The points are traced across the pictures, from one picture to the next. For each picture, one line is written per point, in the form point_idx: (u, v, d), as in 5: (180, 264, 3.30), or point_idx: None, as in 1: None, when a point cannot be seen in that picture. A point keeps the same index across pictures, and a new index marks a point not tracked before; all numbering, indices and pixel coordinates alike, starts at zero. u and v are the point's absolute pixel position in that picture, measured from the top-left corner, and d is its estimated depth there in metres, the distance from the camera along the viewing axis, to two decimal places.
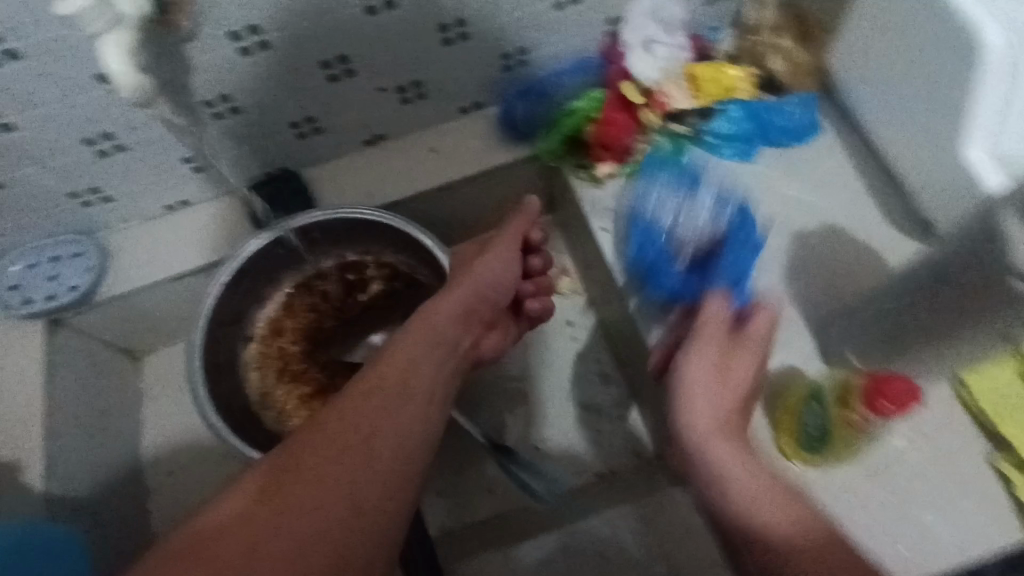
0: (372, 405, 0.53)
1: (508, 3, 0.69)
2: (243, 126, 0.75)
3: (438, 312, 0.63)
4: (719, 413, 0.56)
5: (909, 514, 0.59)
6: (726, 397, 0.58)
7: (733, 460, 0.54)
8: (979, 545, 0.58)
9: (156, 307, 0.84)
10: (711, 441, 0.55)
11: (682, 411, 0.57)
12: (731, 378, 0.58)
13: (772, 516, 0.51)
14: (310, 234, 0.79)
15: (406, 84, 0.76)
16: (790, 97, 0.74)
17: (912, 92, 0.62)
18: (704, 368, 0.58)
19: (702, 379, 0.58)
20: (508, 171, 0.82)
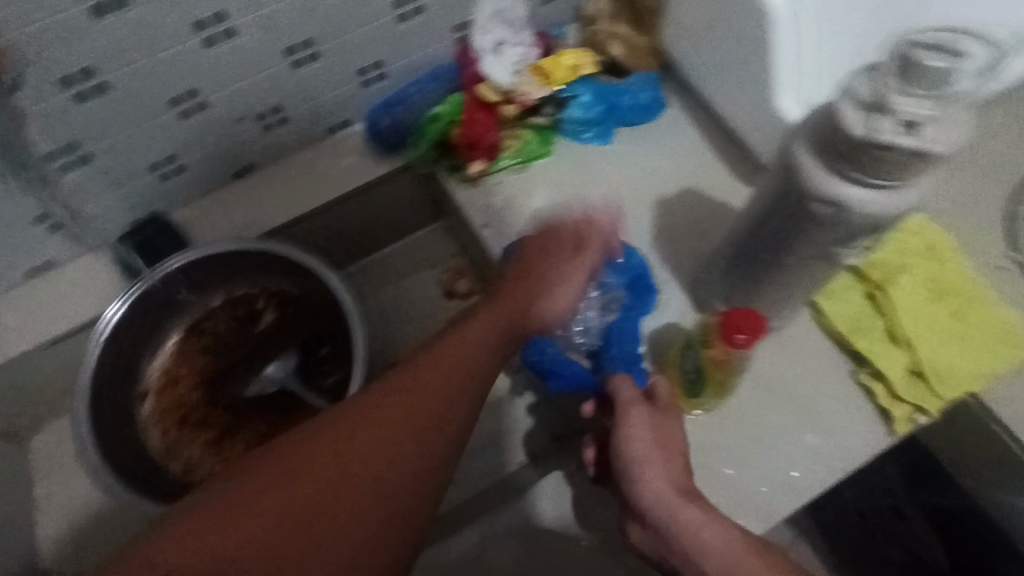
0: (404, 414, 0.52)
1: (354, 20, 0.71)
2: (97, 174, 0.72)
3: (504, 321, 0.60)
4: (673, 483, 0.55)
5: (798, 433, 0.64)
6: (665, 450, 0.57)
7: (671, 490, 0.54)
8: (862, 447, 0.63)
9: (35, 377, 0.79)
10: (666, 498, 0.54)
11: (634, 484, 0.56)
12: (671, 443, 0.58)
13: (712, 536, 0.52)
14: (188, 274, 0.75)
15: (266, 111, 0.76)
16: (633, 78, 0.80)
17: (725, 55, 0.69)
18: (638, 436, 0.57)
19: (650, 451, 0.56)
20: (387, 184, 0.84)
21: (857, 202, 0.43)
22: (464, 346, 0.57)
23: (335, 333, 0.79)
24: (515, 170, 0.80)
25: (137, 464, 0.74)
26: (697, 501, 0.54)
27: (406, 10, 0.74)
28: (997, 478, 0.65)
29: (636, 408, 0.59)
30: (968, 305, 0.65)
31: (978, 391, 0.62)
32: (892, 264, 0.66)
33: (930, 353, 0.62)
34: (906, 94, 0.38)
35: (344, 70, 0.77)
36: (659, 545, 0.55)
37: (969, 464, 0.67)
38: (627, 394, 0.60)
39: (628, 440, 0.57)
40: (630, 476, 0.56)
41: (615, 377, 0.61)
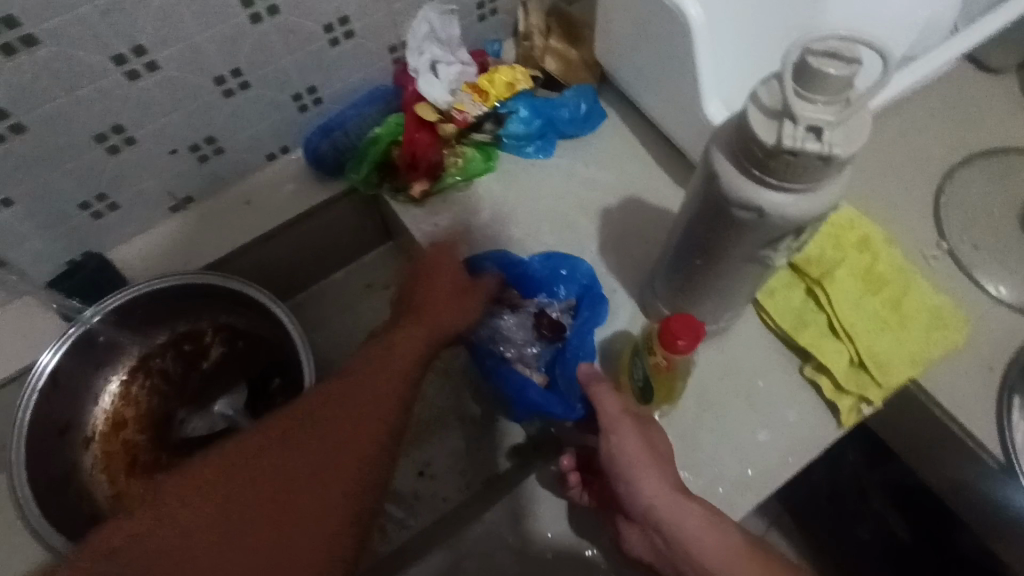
0: (338, 424, 0.57)
1: (282, 46, 0.70)
2: (22, 219, 0.69)
3: (428, 335, 0.62)
4: (671, 490, 0.56)
5: (751, 428, 0.65)
6: (655, 454, 0.57)
7: (667, 496, 0.56)
8: (812, 440, 0.64)
9: None
10: (659, 501, 0.56)
11: (636, 497, 0.56)
12: (658, 450, 0.58)
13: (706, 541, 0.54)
14: (130, 315, 0.73)
15: (199, 142, 0.74)
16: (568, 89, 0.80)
17: (655, 65, 0.70)
18: (632, 450, 0.57)
19: (640, 460, 0.57)
20: (330, 208, 0.83)
21: (776, 206, 0.44)
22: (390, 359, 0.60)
23: (285, 367, 0.77)
24: (460, 188, 0.80)
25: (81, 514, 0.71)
26: (698, 505, 0.56)
27: (336, 34, 0.73)
28: (942, 461, 0.66)
29: (623, 420, 0.59)
30: (903, 294, 0.67)
31: (917, 376, 0.64)
32: (829, 259, 0.67)
33: (870, 344, 0.64)
34: (809, 100, 0.39)
35: (278, 97, 0.76)
36: (655, 542, 0.58)
37: (916, 448, 0.69)
38: (610, 408, 0.59)
39: (623, 455, 0.57)
40: (624, 481, 0.57)
41: (598, 395, 0.60)
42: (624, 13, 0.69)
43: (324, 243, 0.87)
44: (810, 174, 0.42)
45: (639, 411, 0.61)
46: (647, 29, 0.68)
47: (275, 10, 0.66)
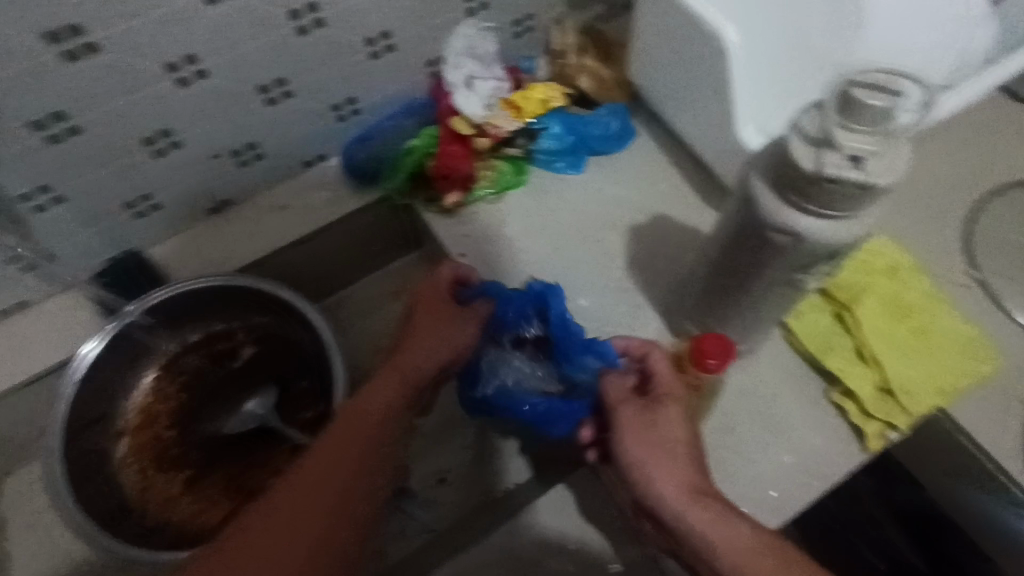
0: (338, 459, 0.56)
1: (326, 58, 0.73)
2: (69, 216, 0.72)
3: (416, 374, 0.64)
4: (676, 479, 0.54)
5: (775, 451, 0.65)
6: (664, 446, 0.55)
7: (670, 482, 0.54)
8: (837, 465, 0.64)
9: (6, 421, 0.78)
10: (672, 497, 0.53)
11: (639, 484, 0.55)
12: (670, 437, 0.56)
13: (720, 532, 0.50)
14: (165, 313, 0.75)
15: (241, 148, 0.77)
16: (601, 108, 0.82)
17: (689, 87, 0.71)
18: (633, 435, 0.56)
19: (647, 451, 0.55)
20: (363, 216, 0.84)
21: (811, 231, 0.44)
22: (379, 395, 0.61)
23: (312, 370, 0.79)
24: (489, 201, 0.81)
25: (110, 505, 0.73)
26: (700, 500, 0.52)
27: (377, 48, 0.75)
28: (969, 492, 0.66)
29: (631, 403, 0.59)
30: (931, 322, 0.67)
31: (944, 406, 0.64)
32: (857, 285, 0.67)
33: (896, 370, 0.64)
34: (849, 130, 0.40)
35: (319, 107, 0.78)
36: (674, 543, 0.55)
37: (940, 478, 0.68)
38: (615, 394, 0.60)
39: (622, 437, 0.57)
40: (635, 478, 0.55)
41: (607, 379, 0.61)
42: (661, 36, 0.71)
43: (354, 249, 0.89)
44: (847, 202, 0.43)
45: (654, 396, 0.59)
46: (683, 54, 0.69)
47: (321, 23, 0.69)
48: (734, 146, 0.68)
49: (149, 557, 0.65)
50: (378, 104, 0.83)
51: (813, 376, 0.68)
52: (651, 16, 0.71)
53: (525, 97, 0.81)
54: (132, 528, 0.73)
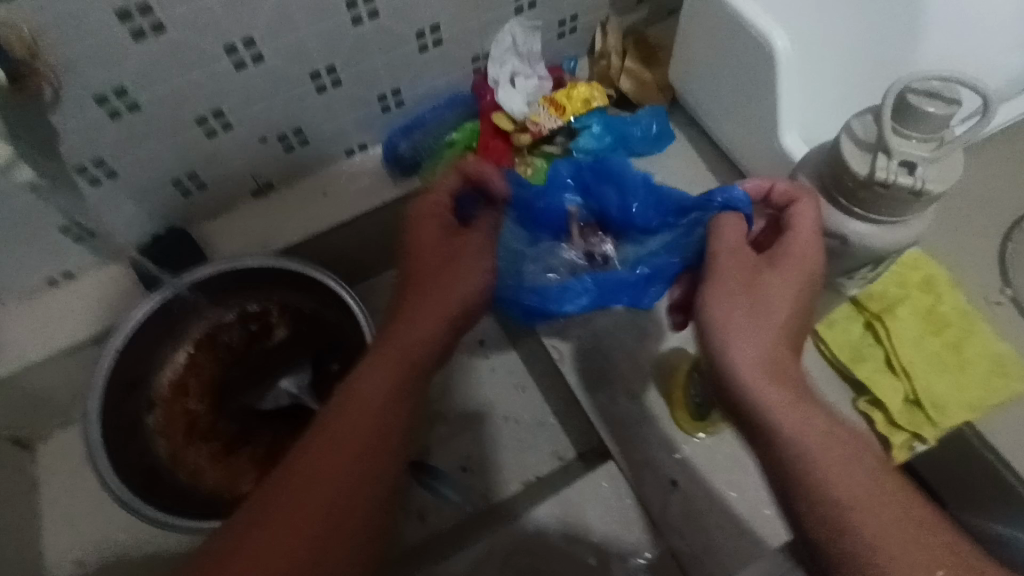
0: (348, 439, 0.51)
1: (377, 48, 0.75)
2: (121, 189, 0.74)
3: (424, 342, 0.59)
4: (764, 351, 0.47)
5: None
6: (765, 310, 0.48)
7: (755, 355, 0.47)
8: None
9: (48, 386, 0.81)
10: (756, 375, 0.46)
11: (721, 355, 0.48)
12: (773, 294, 0.49)
13: (814, 433, 0.44)
14: (206, 287, 0.77)
15: (289, 132, 0.79)
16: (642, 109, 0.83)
17: (733, 92, 0.73)
18: (728, 296, 0.49)
19: (738, 316, 0.48)
20: (402, 205, 0.86)
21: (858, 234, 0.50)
22: (387, 365, 0.56)
23: (345, 352, 0.81)
24: None
25: (144, 473, 0.74)
26: (785, 387, 0.47)
27: (427, 41, 0.77)
28: (995, 509, 0.66)
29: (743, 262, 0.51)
30: (964, 337, 0.67)
31: (973, 421, 0.64)
32: (891, 296, 0.68)
33: (926, 382, 0.64)
34: (905, 137, 0.43)
35: (366, 95, 0.80)
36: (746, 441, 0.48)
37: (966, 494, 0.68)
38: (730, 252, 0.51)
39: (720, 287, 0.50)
40: (720, 343, 0.48)
41: (715, 228, 0.53)
42: (707, 41, 0.72)
43: (390, 238, 0.91)
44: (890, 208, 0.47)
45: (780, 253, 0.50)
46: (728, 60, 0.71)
47: (375, 14, 0.71)
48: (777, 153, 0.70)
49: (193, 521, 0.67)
50: (423, 96, 0.85)
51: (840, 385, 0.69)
52: (698, 21, 0.72)
53: (568, 96, 0.82)
54: (166, 490, 0.75)
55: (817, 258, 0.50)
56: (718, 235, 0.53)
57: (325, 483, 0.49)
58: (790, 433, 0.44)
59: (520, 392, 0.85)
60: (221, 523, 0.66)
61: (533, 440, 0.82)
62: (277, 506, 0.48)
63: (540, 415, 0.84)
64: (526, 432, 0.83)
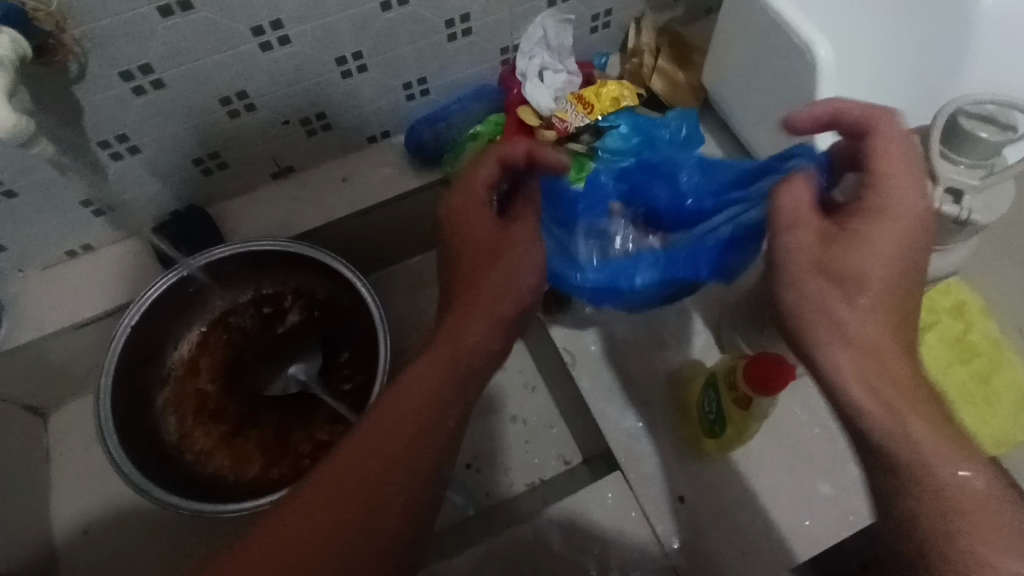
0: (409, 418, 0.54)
1: (405, 37, 0.73)
2: (144, 165, 0.74)
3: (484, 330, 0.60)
4: (861, 332, 0.46)
5: (810, 479, 0.65)
6: (853, 284, 0.47)
7: (840, 347, 0.46)
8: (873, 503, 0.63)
9: (63, 356, 0.81)
10: (850, 362, 0.46)
11: (811, 351, 0.48)
12: (859, 264, 0.47)
13: (921, 426, 0.43)
14: (222, 268, 0.77)
15: (313, 117, 0.78)
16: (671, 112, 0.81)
17: (768, 100, 0.71)
18: (803, 280, 0.48)
19: (827, 295, 0.47)
20: (422, 196, 0.85)
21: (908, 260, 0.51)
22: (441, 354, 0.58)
23: (355, 340, 0.81)
24: None
25: (153, 449, 0.75)
26: (876, 373, 0.45)
27: (456, 31, 0.75)
28: None
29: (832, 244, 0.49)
30: (994, 368, 0.64)
31: (997, 456, 0.62)
32: (921, 320, 0.65)
33: (950, 413, 0.62)
34: (954, 165, 0.47)
35: (392, 83, 0.79)
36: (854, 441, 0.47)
37: None
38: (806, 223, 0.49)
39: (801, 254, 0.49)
40: (809, 331, 0.48)
41: (781, 194, 0.51)
42: (744, 46, 0.70)
43: (408, 228, 0.90)
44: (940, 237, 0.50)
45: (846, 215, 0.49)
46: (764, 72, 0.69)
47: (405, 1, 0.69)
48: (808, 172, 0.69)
49: (202, 504, 0.66)
50: (449, 86, 0.83)
51: None
52: (734, 26, 0.70)
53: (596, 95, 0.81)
54: (173, 471, 0.74)
55: (909, 205, 0.47)
56: (785, 198, 0.51)
57: (371, 470, 0.52)
58: (894, 425, 0.44)
59: (530, 393, 0.84)
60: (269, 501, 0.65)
61: (540, 442, 0.82)
62: (331, 487, 0.51)
63: (549, 417, 0.83)
64: (534, 433, 0.82)
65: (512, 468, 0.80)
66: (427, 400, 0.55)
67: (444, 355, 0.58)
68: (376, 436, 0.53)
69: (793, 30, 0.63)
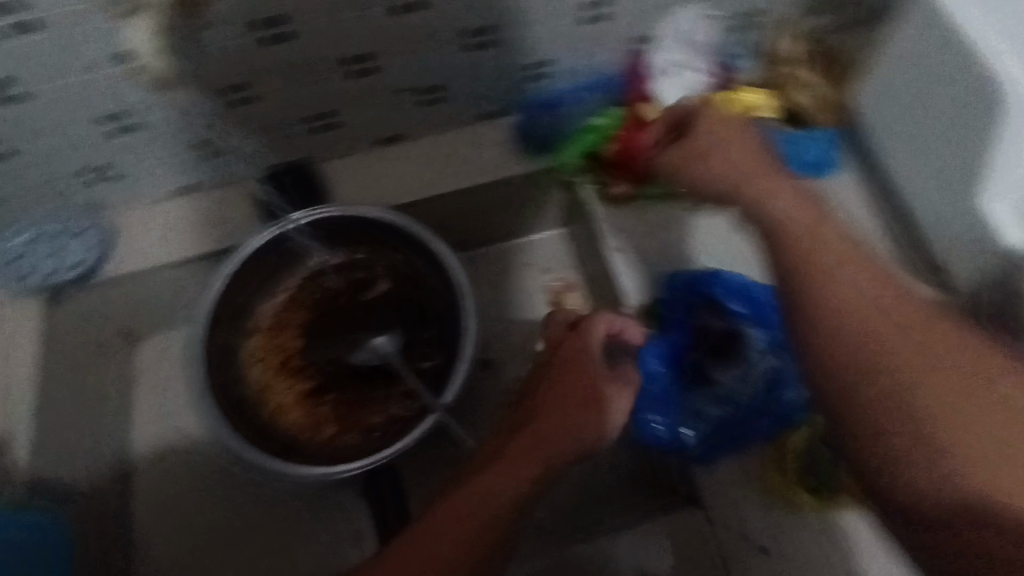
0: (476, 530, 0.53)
1: (541, 15, 0.69)
2: (261, 115, 0.74)
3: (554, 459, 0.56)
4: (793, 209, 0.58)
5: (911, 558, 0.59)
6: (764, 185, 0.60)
7: (828, 259, 0.53)
8: None
9: (159, 290, 0.84)
10: (821, 273, 0.53)
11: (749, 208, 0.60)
12: (756, 164, 0.62)
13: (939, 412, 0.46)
14: (322, 229, 0.77)
15: (430, 87, 0.76)
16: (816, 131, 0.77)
17: (935, 128, 0.65)
18: (713, 122, 0.64)
19: (717, 147, 0.63)
20: (526, 182, 0.82)
21: None
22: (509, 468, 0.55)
23: (439, 321, 0.80)
24: (658, 200, 0.77)
25: (233, 397, 0.76)
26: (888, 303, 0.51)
27: (590, 15, 0.71)
28: None
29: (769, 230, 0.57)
30: None
31: None
32: None
33: None
34: None
35: (516, 62, 0.75)
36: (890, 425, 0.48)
37: None
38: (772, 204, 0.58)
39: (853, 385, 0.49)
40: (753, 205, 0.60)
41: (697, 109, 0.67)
42: (918, 62, 0.65)
43: (504, 212, 0.87)
44: None
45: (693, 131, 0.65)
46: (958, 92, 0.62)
47: None
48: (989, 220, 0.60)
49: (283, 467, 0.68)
50: (573, 74, 0.78)
51: None
52: (911, 37, 0.65)
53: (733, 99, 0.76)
54: (250, 424, 0.76)
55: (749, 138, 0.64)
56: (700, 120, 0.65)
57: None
58: (915, 412, 0.47)
59: None
60: (322, 472, 0.67)
61: None
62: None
63: None
64: None
65: None
66: (499, 520, 0.54)
67: (522, 458, 0.56)
68: (433, 539, 0.53)
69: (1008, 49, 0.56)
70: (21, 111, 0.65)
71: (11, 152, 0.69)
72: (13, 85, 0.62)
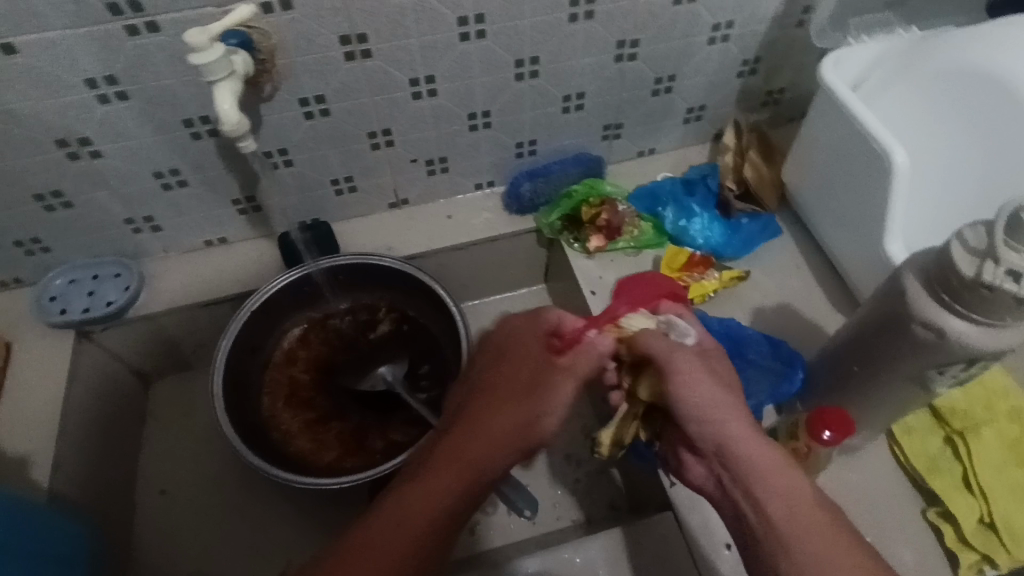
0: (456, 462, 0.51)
1: (530, 107, 0.86)
2: (292, 178, 0.86)
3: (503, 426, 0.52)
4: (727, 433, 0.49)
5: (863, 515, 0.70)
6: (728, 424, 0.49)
7: (734, 412, 0.50)
8: (912, 564, 0.67)
9: (179, 333, 0.92)
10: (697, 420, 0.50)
11: (713, 432, 0.50)
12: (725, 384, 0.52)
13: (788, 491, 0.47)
14: (336, 275, 0.86)
15: (436, 160, 0.90)
16: (750, 214, 0.89)
17: (842, 186, 0.76)
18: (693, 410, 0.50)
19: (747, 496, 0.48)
20: (514, 241, 0.96)
21: (957, 331, 0.50)
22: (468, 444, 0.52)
23: (435, 355, 0.87)
24: (628, 254, 0.90)
25: (245, 420, 0.81)
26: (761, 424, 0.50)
27: (661, 87, 0.88)
28: None
29: (745, 435, 0.49)
30: None
31: None
32: (975, 416, 0.70)
33: (1003, 510, 0.65)
34: (1014, 251, 0.44)
35: (509, 142, 0.90)
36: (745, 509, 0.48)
37: None
38: (743, 444, 0.49)
39: (743, 522, 0.49)
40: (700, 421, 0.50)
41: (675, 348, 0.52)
42: (836, 119, 0.73)
43: (495, 266, 1.00)
44: (996, 313, 0.48)
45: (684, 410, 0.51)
46: (823, 169, 0.78)
47: (536, 74, 0.81)
48: (874, 277, 0.73)
49: (300, 478, 0.72)
50: (556, 149, 0.94)
51: (961, 438, 0.69)
52: (820, 101, 0.75)
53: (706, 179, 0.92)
54: (263, 444, 0.80)
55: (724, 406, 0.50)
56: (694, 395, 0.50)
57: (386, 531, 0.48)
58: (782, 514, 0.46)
59: (588, 434, 0.88)
60: (282, 470, 0.72)
61: (593, 484, 0.85)
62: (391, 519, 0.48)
63: (601, 459, 0.86)
64: (588, 473, 0.85)
65: (561, 501, 0.84)
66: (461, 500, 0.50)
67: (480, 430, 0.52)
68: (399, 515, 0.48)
69: (859, 116, 0.69)
70: (93, 162, 0.76)
71: (75, 200, 0.80)
72: (90, 142, 0.74)
